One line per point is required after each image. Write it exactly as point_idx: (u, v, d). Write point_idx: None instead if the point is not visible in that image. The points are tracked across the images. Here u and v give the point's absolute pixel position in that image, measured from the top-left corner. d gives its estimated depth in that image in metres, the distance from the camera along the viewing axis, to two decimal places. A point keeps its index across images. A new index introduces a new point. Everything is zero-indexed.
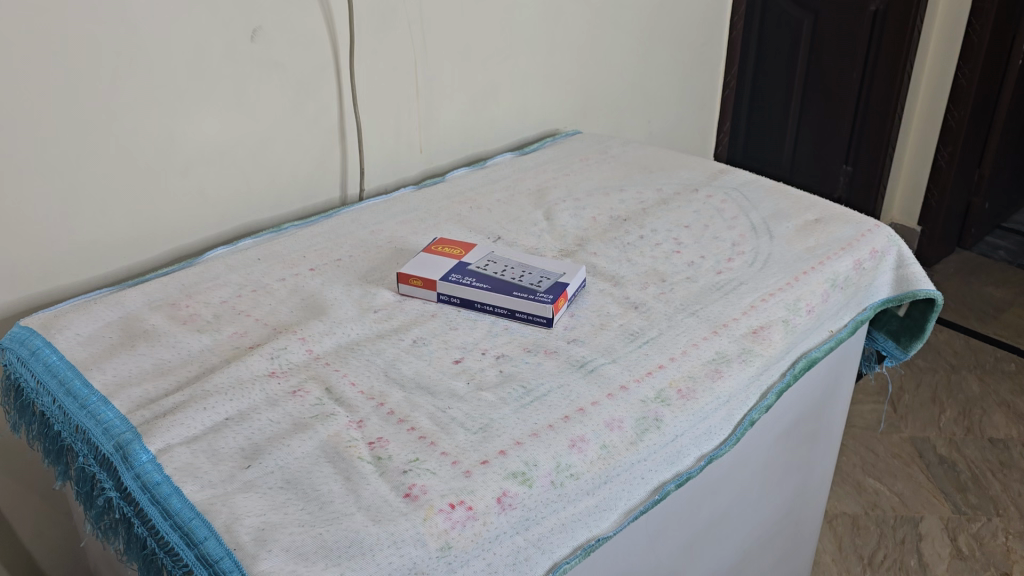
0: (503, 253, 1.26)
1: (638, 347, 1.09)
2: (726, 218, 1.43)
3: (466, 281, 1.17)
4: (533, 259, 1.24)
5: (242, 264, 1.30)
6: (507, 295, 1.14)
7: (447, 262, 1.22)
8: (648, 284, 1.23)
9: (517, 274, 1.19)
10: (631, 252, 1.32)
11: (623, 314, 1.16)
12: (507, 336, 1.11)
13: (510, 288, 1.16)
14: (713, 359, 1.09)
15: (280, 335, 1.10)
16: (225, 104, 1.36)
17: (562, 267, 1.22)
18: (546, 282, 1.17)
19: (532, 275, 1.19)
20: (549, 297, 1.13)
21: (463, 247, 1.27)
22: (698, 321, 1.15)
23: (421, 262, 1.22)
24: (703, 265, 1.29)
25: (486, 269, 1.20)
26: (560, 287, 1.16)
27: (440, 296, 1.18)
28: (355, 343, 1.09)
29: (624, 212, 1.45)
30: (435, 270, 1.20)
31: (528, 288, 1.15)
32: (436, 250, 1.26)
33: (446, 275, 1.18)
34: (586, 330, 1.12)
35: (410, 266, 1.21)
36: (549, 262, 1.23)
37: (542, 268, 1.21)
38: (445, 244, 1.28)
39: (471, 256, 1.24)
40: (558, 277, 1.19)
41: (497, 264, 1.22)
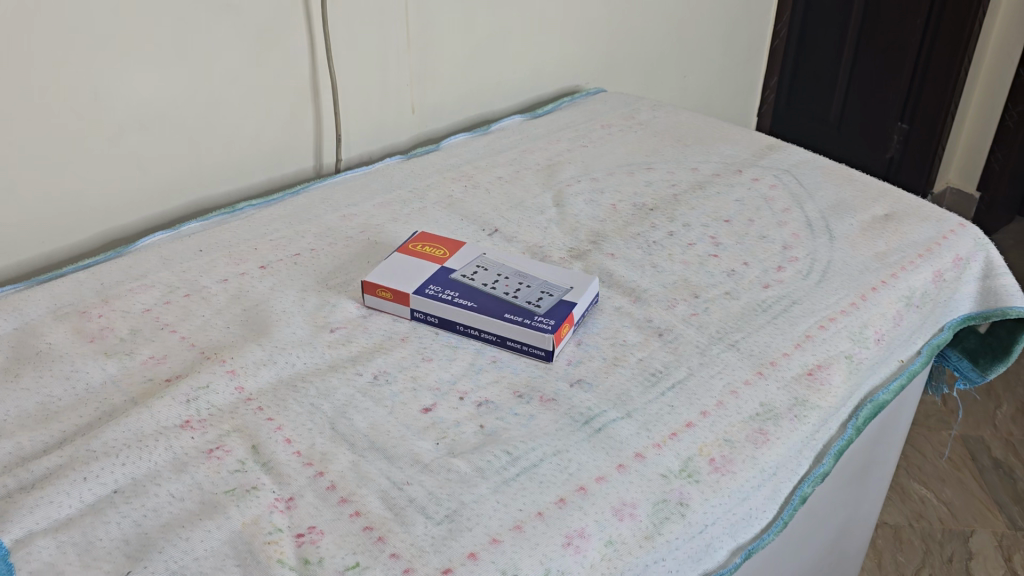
0: (496, 257, 1.01)
1: (661, 394, 0.85)
2: (776, 210, 1.17)
3: (446, 295, 0.93)
4: (534, 266, 0.99)
5: (179, 257, 1.06)
6: (497, 318, 0.90)
7: (425, 267, 0.98)
8: (676, 302, 0.98)
9: (511, 287, 0.95)
10: (657, 255, 1.07)
11: (643, 345, 0.91)
12: (494, 373, 0.87)
13: (502, 308, 0.91)
14: (757, 413, 0.84)
15: (206, 364, 0.87)
16: (163, 56, 1.10)
17: (569, 279, 0.97)
18: (548, 300, 0.93)
19: (530, 289, 0.95)
20: (550, 323, 0.89)
21: (447, 246, 1.02)
22: (738, 358, 0.90)
23: (393, 266, 0.98)
24: (746, 276, 1.03)
25: (473, 279, 0.96)
26: (564, 309, 0.91)
27: (414, 313, 0.94)
28: (300, 377, 0.86)
29: (651, 200, 1.19)
30: (409, 279, 0.96)
31: (524, 308, 0.91)
32: (414, 248, 1.02)
33: (422, 287, 0.94)
34: (594, 369, 0.88)
35: (379, 273, 0.97)
36: (553, 272, 0.98)
37: (543, 279, 0.97)
38: (425, 241, 1.03)
39: (456, 259, 1.00)
40: (563, 293, 0.94)
41: (488, 273, 0.98)
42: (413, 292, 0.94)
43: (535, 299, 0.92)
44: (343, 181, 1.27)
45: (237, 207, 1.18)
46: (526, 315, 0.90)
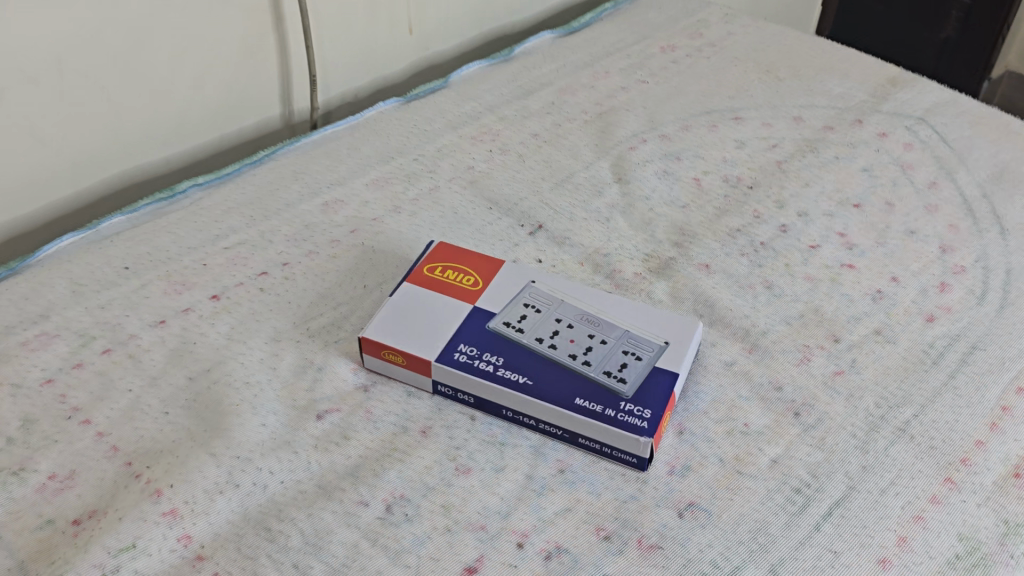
0: (550, 287, 0.70)
1: (816, 531, 0.57)
2: (919, 186, 0.85)
3: (486, 364, 0.63)
4: (606, 304, 0.69)
5: (96, 281, 0.75)
6: (565, 406, 0.61)
7: (450, 311, 0.67)
8: (810, 354, 0.69)
9: (579, 345, 0.65)
10: (770, 268, 0.76)
11: (775, 437, 0.63)
12: (563, 494, 0.59)
13: (570, 387, 0.62)
14: (957, 558, 0.56)
15: (133, 494, 0.58)
16: None
17: (660, 328, 0.67)
18: (637, 370, 0.63)
19: (607, 347, 0.65)
20: (646, 416, 0.60)
21: (478, 269, 0.71)
22: (915, 456, 0.62)
23: (403, 309, 0.67)
24: (900, 302, 0.74)
25: (523, 333, 0.65)
26: (662, 387, 0.62)
27: (439, 386, 0.65)
28: (275, 512, 0.57)
29: (747, 171, 0.87)
30: (429, 334, 0.65)
31: (604, 388, 0.61)
32: (430, 273, 0.70)
33: (449, 350, 0.64)
34: (710, 483, 0.60)
35: (383, 321, 0.66)
36: (635, 312, 0.68)
37: (623, 329, 0.67)
38: (444, 259, 0.72)
39: (493, 294, 0.69)
40: (656, 354, 0.65)
41: (543, 318, 0.67)
42: (436, 359, 0.63)
43: (618, 370, 0.63)
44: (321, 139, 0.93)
45: (177, 189, 0.85)
46: (608, 401, 0.61)
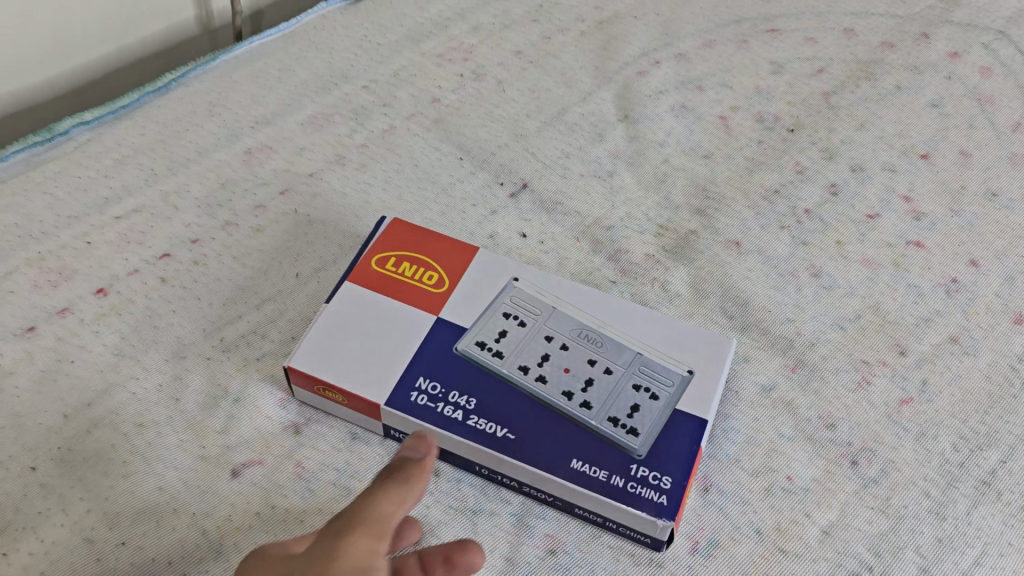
0: (538, 286, 0.53)
1: None
2: (1001, 128, 0.68)
3: (454, 409, 0.47)
4: (611, 311, 0.52)
5: None
6: (558, 472, 0.45)
7: (404, 326, 0.50)
8: (870, 375, 0.54)
9: (576, 378, 0.49)
10: (817, 249, 0.60)
11: (826, 496, 0.49)
12: None
13: (564, 443, 0.46)
14: None
15: None
16: None
17: (682, 348, 0.50)
18: (652, 415, 0.47)
19: (613, 381, 0.49)
20: (665, 486, 0.45)
21: (443, 257, 0.53)
22: (1004, 523, 0.48)
23: (342, 324, 0.50)
24: (980, 296, 0.58)
25: (502, 360, 0.49)
26: (686, 440, 0.46)
27: (392, 430, 0.49)
28: None
29: (787, 107, 0.69)
30: (376, 363, 0.49)
31: (611, 445, 0.46)
32: (379, 267, 0.53)
33: (404, 388, 0.48)
34: (743, 567, 0.47)
35: (315, 343, 0.49)
36: (650, 323, 0.52)
37: (633, 351, 0.50)
38: (398, 243, 0.54)
39: (465, 298, 0.52)
40: (678, 388, 0.49)
41: (529, 335, 0.51)
42: (386, 403, 0.48)
43: (627, 416, 0.47)
44: (246, 54, 0.73)
45: (55, 128, 0.65)
46: (615, 465, 0.45)
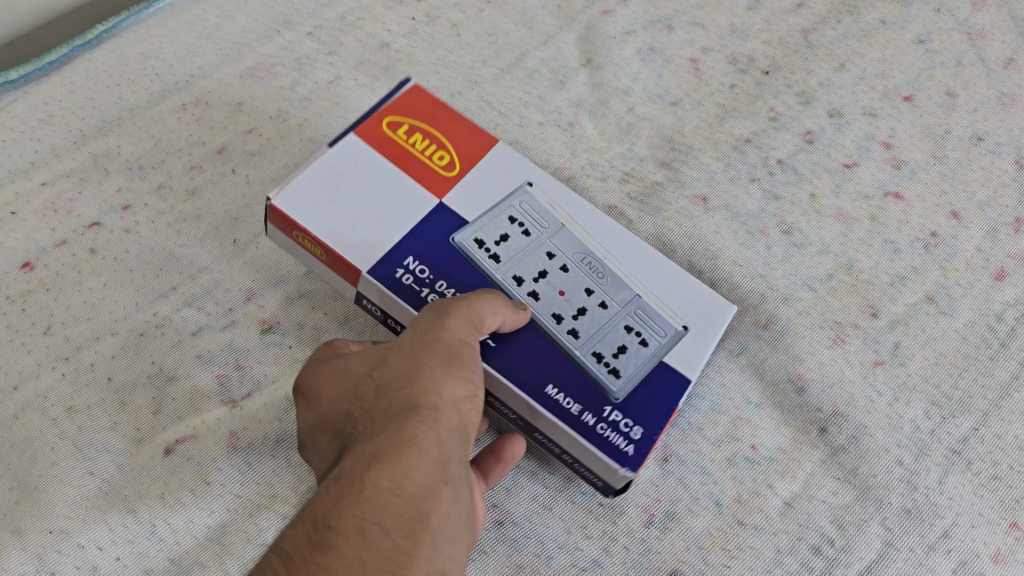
0: (551, 198, 0.48)
1: None
2: (992, 65, 0.63)
3: (438, 300, 0.44)
4: (622, 240, 0.47)
5: None
6: (529, 391, 0.42)
7: (407, 201, 0.46)
8: (844, 334, 0.51)
9: (568, 301, 0.45)
10: (790, 202, 0.56)
11: (790, 466, 0.47)
12: (502, 560, 0.44)
13: (545, 366, 0.43)
14: None
15: None
16: None
17: (687, 301, 0.46)
18: (637, 361, 0.43)
19: (606, 314, 0.45)
20: (634, 437, 0.41)
21: (459, 141, 0.49)
22: (974, 493, 0.46)
23: (342, 178, 0.46)
24: (960, 251, 0.55)
25: (497, 265, 0.45)
26: (667, 397, 0.43)
27: (365, 298, 0.47)
28: None
29: (763, 46, 0.64)
30: (366, 229, 0.45)
31: (590, 380, 0.42)
32: (391, 130, 0.48)
33: (390, 261, 0.44)
34: (701, 542, 0.45)
35: (309, 186, 0.46)
36: (659, 268, 0.47)
37: (633, 292, 0.46)
38: (418, 115, 0.49)
39: (470, 190, 0.47)
40: (669, 341, 0.44)
41: (530, 247, 0.46)
42: (368, 272, 0.44)
43: (612, 356, 0.43)
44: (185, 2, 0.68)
45: None
46: (588, 401, 0.42)
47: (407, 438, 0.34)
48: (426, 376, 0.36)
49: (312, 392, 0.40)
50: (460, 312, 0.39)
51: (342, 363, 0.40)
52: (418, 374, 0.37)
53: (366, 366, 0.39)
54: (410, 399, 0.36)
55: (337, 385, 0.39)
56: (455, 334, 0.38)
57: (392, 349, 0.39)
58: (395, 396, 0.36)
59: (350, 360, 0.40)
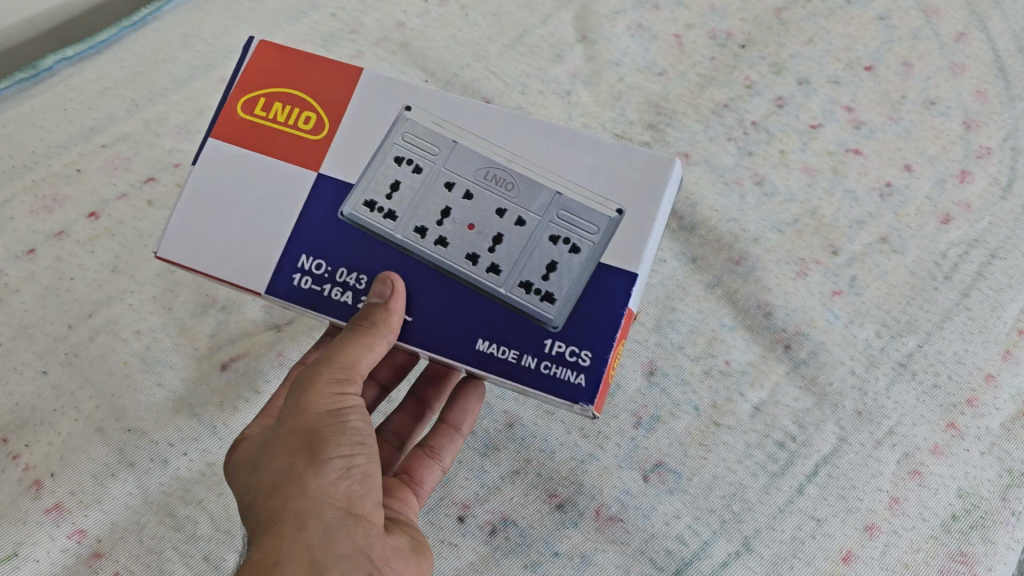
0: (432, 116, 0.42)
1: (798, 495, 0.50)
2: (945, 39, 0.71)
3: (343, 291, 0.41)
4: (524, 138, 0.41)
5: None
6: (461, 355, 0.40)
7: (281, 182, 0.42)
8: (806, 268, 0.59)
9: (482, 234, 0.40)
10: (762, 158, 0.64)
11: (759, 377, 0.54)
12: (510, 454, 0.52)
13: (467, 321, 0.40)
14: (952, 519, 0.50)
15: (11, 482, 0.50)
16: None
17: (613, 181, 0.40)
18: (571, 274, 0.39)
19: (525, 234, 0.40)
20: (584, 365, 0.38)
21: (322, 91, 0.43)
22: (918, 397, 0.54)
23: (209, 202, 0.42)
24: (911, 198, 0.62)
25: (394, 223, 0.40)
26: (612, 300, 0.39)
27: (286, 312, 0.44)
28: (180, 493, 0.50)
29: (739, 23, 0.72)
30: (255, 242, 0.41)
31: (522, 318, 0.39)
32: (246, 112, 0.43)
33: (285, 269, 0.41)
34: (681, 438, 0.52)
35: (181, 233, 0.42)
36: (573, 148, 0.41)
37: (551, 190, 0.41)
38: (271, 79, 0.43)
39: (348, 139, 0.42)
40: (603, 234, 0.40)
41: (425, 185, 0.41)
42: (266, 290, 0.41)
43: (541, 279, 0.39)
44: None
45: (40, 65, 0.70)
46: (524, 343, 0.39)
47: (279, 551, 0.35)
48: (292, 480, 0.36)
49: (232, 475, 0.41)
50: (320, 373, 0.39)
51: (238, 458, 0.41)
52: (289, 481, 0.36)
53: (251, 465, 0.39)
54: (280, 506, 0.36)
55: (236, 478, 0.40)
56: (317, 410, 0.38)
57: (270, 444, 0.39)
58: (270, 503, 0.37)
59: (243, 450, 0.41)
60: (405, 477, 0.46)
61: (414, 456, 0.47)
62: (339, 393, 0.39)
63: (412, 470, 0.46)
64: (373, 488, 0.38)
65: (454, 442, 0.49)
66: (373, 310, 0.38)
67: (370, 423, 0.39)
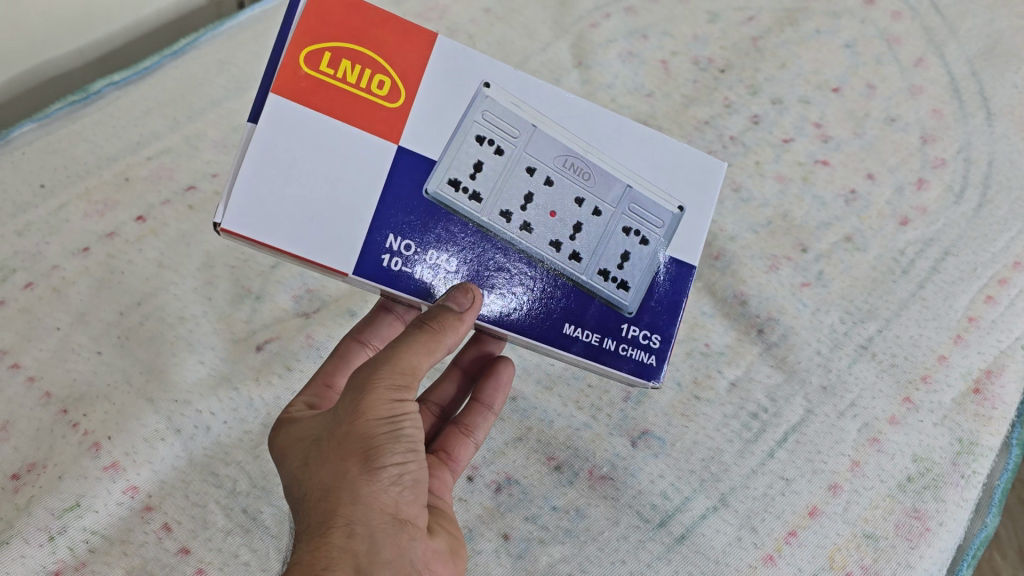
0: (511, 96, 0.45)
1: (769, 458, 0.56)
2: (905, 64, 0.78)
3: (434, 273, 0.44)
4: (598, 131, 0.46)
5: (10, 203, 0.70)
6: (549, 338, 0.45)
7: (359, 153, 0.42)
8: (778, 263, 0.66)
9: (563, 221, 0.46)
10: (739, 167, 0.71)
11: (735, 357, 0.61)
12: (514, 422, 0.58)
13: (554, 306, 0.45)
14: (908, 480, 0.56)
15: (72, 446, 0.57)
16: None
17: (676, 178, 0.47)
18: (642, 264, 0.47)
19: (601, 222, 0.46)
20: (654, 347, 0.47)
21: (394, 53, 0.43)
22: (877, 374, 0.60)
23: (277, 173, 0.41)
24: (873, 203, 0.69)
25: (480, 205, 0.44)
26: (673, 291, 0.47)
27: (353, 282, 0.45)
28: (221, 456, 0.57)
29: (720, 50, 0.80)
30: (335, 214, 0.42)
31: (602, 303, 0.46)
32: (310, 65, 0.41)
33: (371, 252, 0.43)
34: (666, 410, 0.59)
35: (248, 201, 0.41)
36: (642, 146, 0.46)
37: (623, 182, 0.46)
38: (329, 32, 0.42)
39: (427, 115, 0.43)
40: (668, 228, 0.47)
41: (506, 169, 0.45)
42: (354, 271, 0.42)
43: (617, 268, 0.46)
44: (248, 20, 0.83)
45: (90, 89, 0.77)
46: (604, 326, 0.46)
47: (326, 558, 0.37)
48: (344, 487, 0.38)
49: (282, 456, 0.43)
50: (378, 377, 0.40)
51: (292, 439, 0.43)
52: (340, 481, 0.38)
53: (303, 457, 0.41)
54: (329, 510, 0.38)
55: (287, 463, 0.42)
56: (373, 417, 0.39)
57: (321, 441, 0.41)
58: (321, 505, 0.38)
59: (297, 433, 0.43)
60: (443, 454, 0.51)
61: (450, 433, 0.52)
62: (397, 400, 0.40)
63: (449, 447, 0.52)
64: (419, 494, 0.40)
65: (486, 419, 0.54)
66: (445, 316, 0.41)
67: (422, 429, 0.41)
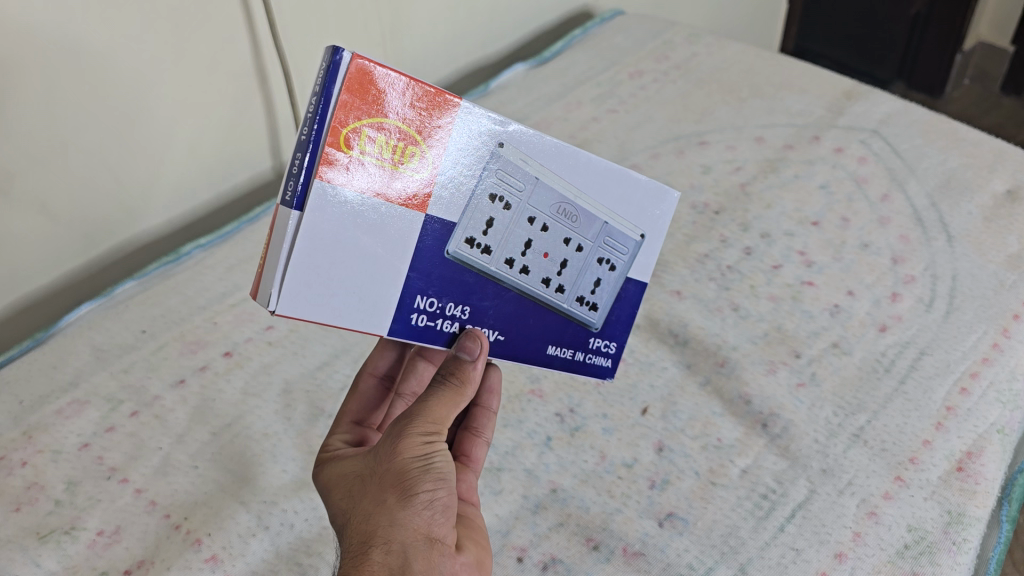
0: (520, 153, 0.51)
1: (780, 532, 0.64)
2: (873, 200, 0.92)
3: (451, 321, 0.54)
4: (586, 178, 0.54)
5: (116, 346, 0.83)
6: (537, 359, 0.58)
7: (394, 228, 0.49)
8: (775, 367, 0.76)
9: (553, 260, 0.55)
10: (737, 291, 0.83)
11: (744, 448, 0.71)
12: (556, 510, 0.67)
13: (542, 336, 0.57)
14: (905, 548, 0.63)
15: (176, 543, 0.66)
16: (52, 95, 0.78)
17: (642, 211, 0.56)
18: (608, 287, 0.58)
19: (582, 258, 0.56)
20: (610, 351, 0.61)
21: (422, 124, 0.48)
22: (870, 458, 0.69)
23: (324, 255, 0.47)
24: (855, 314, 0.80)
25: (490, 257, 0.52)
26: (628, 306, 0.60)
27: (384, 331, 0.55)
28: (305, 549, 0.66)
29: (713, 196, 0.94)
30: (373, 284, 0.50)
31: (577, 322, 0.58)
32: (352, 144, 0.46)
33: (404, 315, 0.52)
34: (687, 495, 0.67)
35: (299, 286, 0.47)
36: (619, 185, 0.55)
37: (602, 220, 0.55)
38: (370, 108, 0.46)
39: (450, 182, 0.50)
40: (630, 253, 0.57)
41: (513, 220, 0.53)
42: (390, 332, 0.51)
43: (590, 294, 0.57)
44: None
45: (182, 251, 0.94)
46: (575, 343, 0.59)
47: (370, 570, 0.47)
48: (383, 511, 0.48)
49: (328, 489, 0.54)
50: (412, 425, 0.51)
51: (336, 478, 0.53)
52: (380, 509, 0.48)
53: (348, 490, 0.51)
54: (370, 531, 0.48)
55: (336, 493, 0.52)
56: (409, 454, 0.50)
57: (365, 477, 0.51)
58: (362, 527, 0.48)
59: (339, 473, 0.54)
60: (464, 458, 0.63)
61: (465, 439, 0.63)
62: (427, 442, 0.51)
63: (467, 450, 0.63)
64: (449, 517, 0.50)
65: (491, 419, 0.65)
66: (463, 365, 0.53)
67: (451, 463, 0.51)
